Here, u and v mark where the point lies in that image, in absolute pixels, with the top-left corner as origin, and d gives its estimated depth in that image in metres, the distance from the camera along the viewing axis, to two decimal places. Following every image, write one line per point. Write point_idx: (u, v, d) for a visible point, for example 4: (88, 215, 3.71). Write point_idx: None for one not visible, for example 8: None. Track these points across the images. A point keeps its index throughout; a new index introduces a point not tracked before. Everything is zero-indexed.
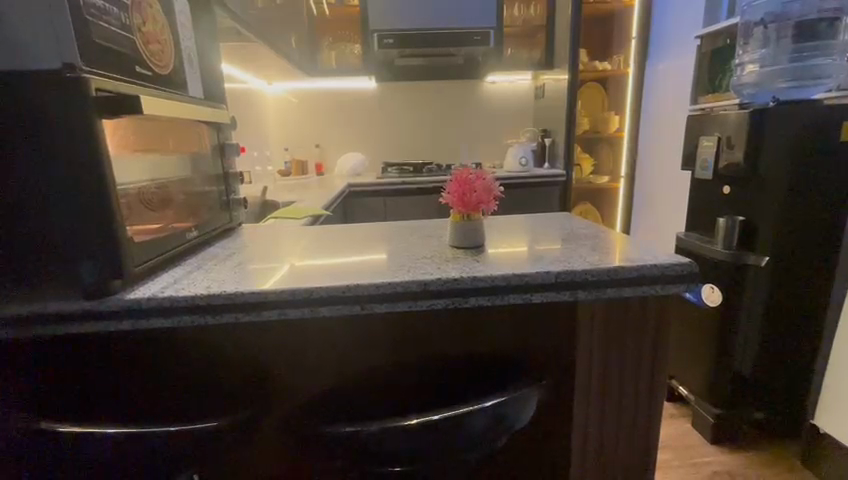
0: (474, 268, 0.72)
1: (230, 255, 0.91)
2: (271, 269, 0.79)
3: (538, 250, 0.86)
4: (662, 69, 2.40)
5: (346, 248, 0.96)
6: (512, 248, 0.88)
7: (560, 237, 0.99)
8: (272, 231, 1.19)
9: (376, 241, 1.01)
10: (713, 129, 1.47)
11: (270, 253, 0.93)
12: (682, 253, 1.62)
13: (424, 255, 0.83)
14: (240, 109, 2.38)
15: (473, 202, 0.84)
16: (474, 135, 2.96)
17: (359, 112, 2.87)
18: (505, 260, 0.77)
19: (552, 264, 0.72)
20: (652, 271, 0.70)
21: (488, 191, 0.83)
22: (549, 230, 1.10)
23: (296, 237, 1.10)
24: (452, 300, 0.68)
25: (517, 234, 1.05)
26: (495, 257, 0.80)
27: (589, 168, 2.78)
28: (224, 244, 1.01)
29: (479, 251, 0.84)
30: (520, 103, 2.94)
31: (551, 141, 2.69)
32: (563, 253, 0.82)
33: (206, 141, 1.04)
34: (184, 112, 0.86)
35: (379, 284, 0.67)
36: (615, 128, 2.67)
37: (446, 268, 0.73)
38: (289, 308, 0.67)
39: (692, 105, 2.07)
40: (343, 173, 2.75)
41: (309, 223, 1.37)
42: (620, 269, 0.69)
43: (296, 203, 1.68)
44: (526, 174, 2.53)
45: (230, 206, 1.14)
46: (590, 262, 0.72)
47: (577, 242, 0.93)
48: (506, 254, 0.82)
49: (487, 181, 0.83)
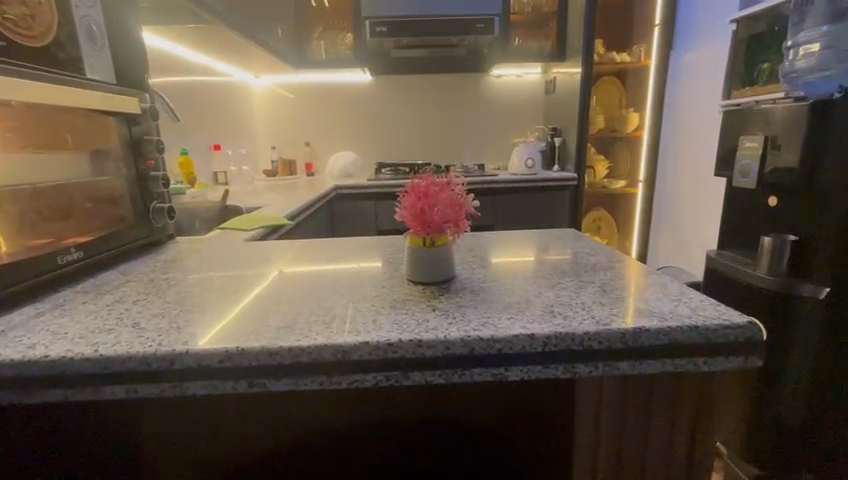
0: (427, 321, 0.49)
1: (123, 281, 0.69)
2: (150, 308, 0.57)
3: (529, 283, 0.62)
4: (690, 62, 2.12)
5: (282, 272, 0.74)
6: (495, 280, 0.64)
7: (563, 261, 0.74)
8: (212, 245, 0.98)
9: (325, 265, 0.79)
10: (759, 127, 1.22)
11: (175, 278, 0.71)
12: (714, 275, 1.37)
13: (370, 294, 0.59)
14: (221, 105, 2.18)
15: (437, 224, 0.60)
16: (478, 133, 2.72)
17: (354, 107, 2.65)
18: (475, 306, 0.53)
19: (541, 319, 0.48)
20: (694, 337, 0.45)
21: (456, 208, 0.60)
22: (553, 248, 0.85)
23: (234, 254, 0.88)
24: (386, 376, 0.46)
25: (509, 254, 0.81)
26: (466, 299, 0.56)
27: (604, 171, 2.51)
28: (133, 264, 0.80)
29: (447, 288, 0.61)
30: (528, 100, 2.68)
31: (561, 140, 2.45)
32: (559, 292, 0.57)
33: (114, 136, 0.82)
34: (65, 100, 0.67)
35: (273, 352, 0.44)
36: (633, 127, 2.40)
37: (384, 321, 0.50)
38: (141, 384, 0.45)
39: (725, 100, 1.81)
40: (333, 174, 2.53)
41: (267, 235, 1.15)
42: (643, 333, 0.45)
43: (263, 208, 1.47)
44: (535, 178, 2.28)
45: (155, 216, 0.92)
46: (597, 318, 0.48)
47: (584, 269, 0.68)
48: (482, 293, 0.58)
49: (454, 195, 0.60)
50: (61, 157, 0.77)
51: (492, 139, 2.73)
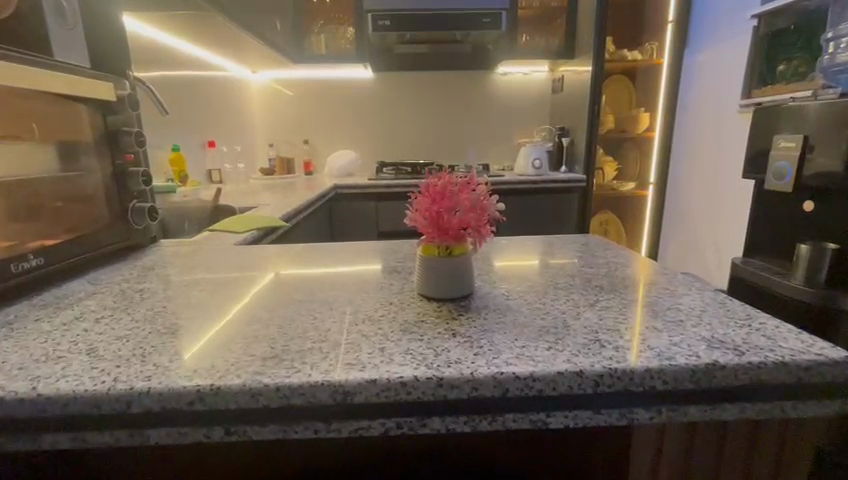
0: (447, 351, 0.40)
1: (89, 293, 0.59)
2: (114, 328, 0.47)
3: (562, 299, 0.53)
4: (705, 60, 2.03)
5: (272, 282, 0.64)
6: (521, 294, 0.55)
7: (595, 270, 0.64)
8: (198, 247, 0.88)
9: (322, 272, 0.69)
10: (793, 126, 1.13)
11: (151, 289, 0.61)
12: (739, 284, 1.28)
13: (375, 313, 0.50)
14: (216, 100, 2.08)
15: (454, 230, 0.51)
16: (483, 132, 2.63)
17: (354, 105, 2.56)
18: (504, 329, 0.44)
19: (587, 350, 0.39)
20: (778, 377, 0.37)
21: (478, 212, 0.51)
22: (580, 254, 0.75)
23: (219, 259, 0.78)
24: (398, 421, 0.37)
25: (532, 261, 0.71)
26: (491, 321, 0.47)
27: (613, 172, 2.41)
28: (105, 271, 0.70)
29: (466, 306, 0.52)
30: (534, 98, 2.60)
31: (569, 140, 2.36)
32: (601, 312, 0.48)
33: (86, 129, 0.72)
34: (40, 83, 0.59)
35: (257, 393, 0.36)
36: (644, 127, 2.30)
37: (393, 351, 0.41)
38: (93, 428, 0.36)
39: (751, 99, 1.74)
40: (332, 173, 2.44)
41: (259, 239, 1.05)
42: (716, 373, 0.37)
43: (256, 208, 1.37)
44: (540, 179, 2.19)
45: (135, 217, 0.81)
46: (655, 349, 0.39)
47: (622, 281, 0.59)
48: (509, 312, 0.49)
49: (475, 197, 0.51)
50: (20, 150, 0.64)
51: (497, 138, 2.64)
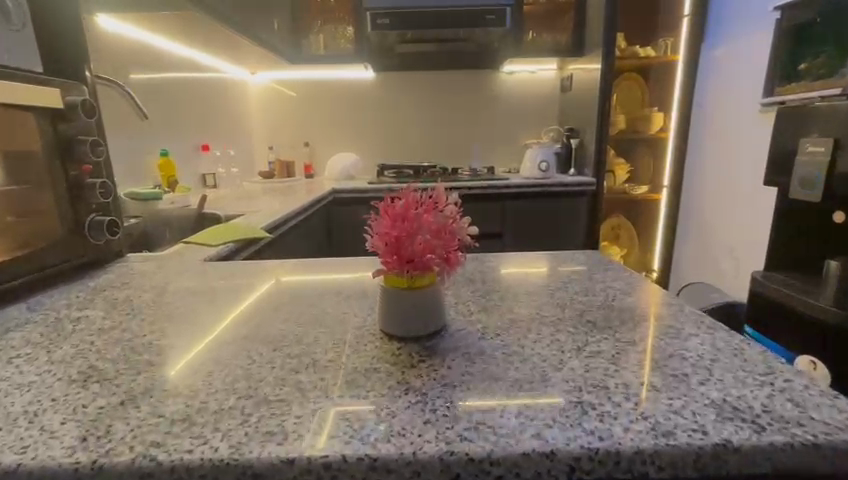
0: (393, 417, 0.33)
1: (20, 322, 0.53)
2: (22, 372, 0.41)
3: (545, 338, 0.45)
4: (723, 56, 1.91)
5: (243, 303, 0.59)
6: (498, 331, 0.47)
7: (590, 298, 0.56)
8: (165, 262, 0.82)
9: (284, 295, 0.62)
10: (822, 127, 1.03)
11: (89, 316, 0.55)
12: (759, 299, 1.17)
13: (323, 356, 0.43)
14: (213, 102, 2.04)
15: (419, 259, 0.44)
16: (488, 132, 2.54)
17: (355, 105, 2.50)
18: (467, 384, 0.37)
19: (564, 420, 0.32)
20: (807, 463, 0.29)
21: (445, 237, 0.44)
22: (575, 275, 0.67)
23: (180, 277, 0.72)
24: None
25: (519, 285, 0.63)
26: (455, 370, 0.39)
27: (624, 174, 2.32)
28: (52, 292, 0.65)
29: (431, 346, 0.44)
30: (542, 98, 2.50)
31: (578, 142, 2.26)
32: (588, 359, 0.40)
33: (35, 139, 0.66)
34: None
35: (148, 472, 0.29)
36: (658, 128, 2.21)
37: (328, 414, 0.34)
38: None
39: (776, 97, 1.61)
40: (332, 176, 2.38)
41: (237, 251, 0.98)
42: (727, 458, 0.29)
43: (243, 216, 1.31)
44: (546, 182, 2.09)
45: (92, 232, 0.74)
46: (649, 420, 0.31)
47: (620, 314, 0.50)
48: (479, 357, 0.41)
49: (442, 221, 0.43)
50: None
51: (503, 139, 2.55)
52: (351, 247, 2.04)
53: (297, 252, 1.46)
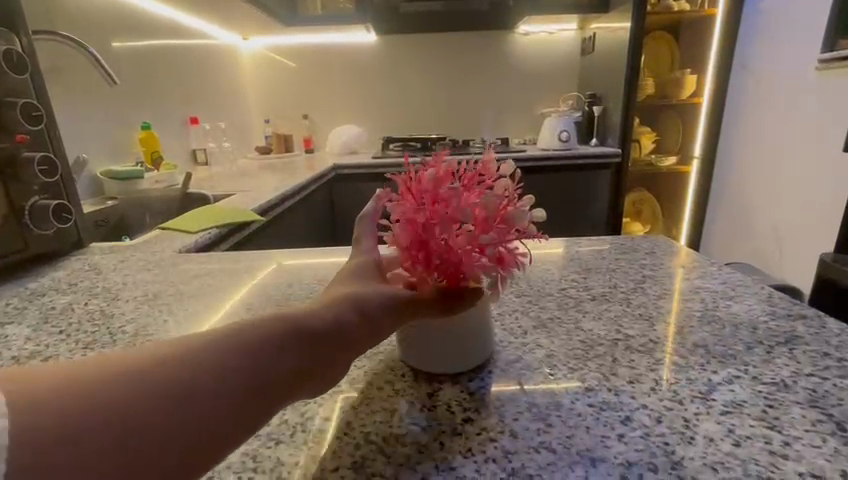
0: None
1: None
2: None
3: (647, 378, 0.30)
4: (773, 6, 1.68)
5: (220, 310, 0.46)
6: (572, 365, 0.32)
7: (682, 306, 0.41)
8: (135, 253, 0.68)
9: (272, 297, 0.48)
10: None
11: (11, 337, 0.41)
12: (822, 285, 1.02)
13: (316, 410, 0.29)
14: (202, 70, 1.85)
15: (454, 260, 0.29)
16: (501, 101, 2.34)
17: (357, 73, 2.30)
18: (552, 474, 0.23)
19: None
20: None
21: (495, 228, 0.28)
22: (645, 268, 0.51)
23: (146, 274, 0.58)
24: None
25: (574, 282, 0.48)
26: (525, 443, 0.25)
27: (649, 143, 2.13)
28: None
29: (477, 388, 0.30)
30: (561, 61, 2.28)
31: (601, 109, 2.07)
32: (729, 421, 0.26)
33: None
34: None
35: None
36: (689, 93, 2.00)
37: None
38: None
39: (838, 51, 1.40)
40: (334, 150, 2.20)
41: (222, 238, 0.84)
42: None
43: (233, 195, 1.16)
44: (567, 154, 1.91)
45: (35, 219, 0.60)
46: None
47: (737, 333, 0.35)
48: (557, 417, 0.27)
49: (491, 202, 0.28)
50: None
51: (518, 108, 2.35)
52: None
53: (296, 234, 1.32)
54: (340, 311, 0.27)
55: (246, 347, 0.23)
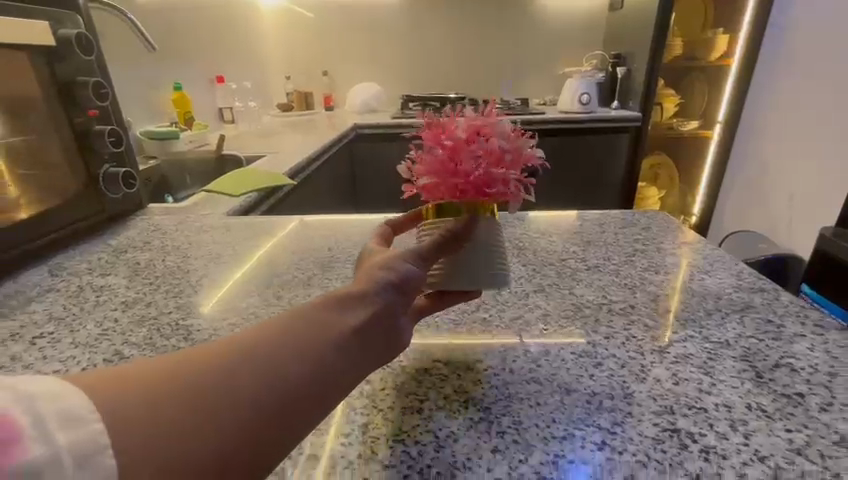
0: (455, 442, 0.28)
1: (41, 291, 0.51)
2: (49, 358, 0.39)
3: (619, 335, 0.38)
4: None
5: (276, 268, 0.55)
6: (562, 322, 0.41)
7: (663, 278, 0.48)
8: (189, 214, 0.78)
9: (316, 259, 0.57)
10: None
11: (113, 285, 0.52)
12: (820, 258, 1.07)
13: None
14: (226, 27, 1.87)
15: (479, 182, 0.34)
16: (523, 59, 2.30)
17: (377, 28, 2.27)
18: (537, 397, 0.32)
19: (661, 458, 0.27)
20: None
21: (511, 150, 0.33)
22: (638, 242, 0.58)
23: (204, 236, 0.67)
24: None
25: (575, 254, 0.55)
26: (518, 376, 0.34)
27: (673, 108, 2.11)
28: (75, 254, 0.62)
29: (486, 338, 0.39)
30: (587, 17, 2.21)
31: (625, 70, 2.03)
32: (675, 367, 0.34)
33: (31, 79, 0.59)
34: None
35: None
36: (718, 55, 1.96)
37: (379, 432, 0.29)
38: None
39: None
40: (353, 109, 2.22)
41: (260, 201, 0.93)
42: None
43: (264, 158, 1.24)
44: (588, 117, 1.91)
45: (108, 185, 0.69)
46: (766, 463, 0.26)
47: (701, 302, 0.43)
48: (545, 360, 0.36)
49: (502, 130, 0.33)
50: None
51: (540, 66, 2.31)
52: (378, 198, 1.93)
53: (320, 195, 1.40)
54: (381, 277, 0.28)
55: (304, 334, 0.24)
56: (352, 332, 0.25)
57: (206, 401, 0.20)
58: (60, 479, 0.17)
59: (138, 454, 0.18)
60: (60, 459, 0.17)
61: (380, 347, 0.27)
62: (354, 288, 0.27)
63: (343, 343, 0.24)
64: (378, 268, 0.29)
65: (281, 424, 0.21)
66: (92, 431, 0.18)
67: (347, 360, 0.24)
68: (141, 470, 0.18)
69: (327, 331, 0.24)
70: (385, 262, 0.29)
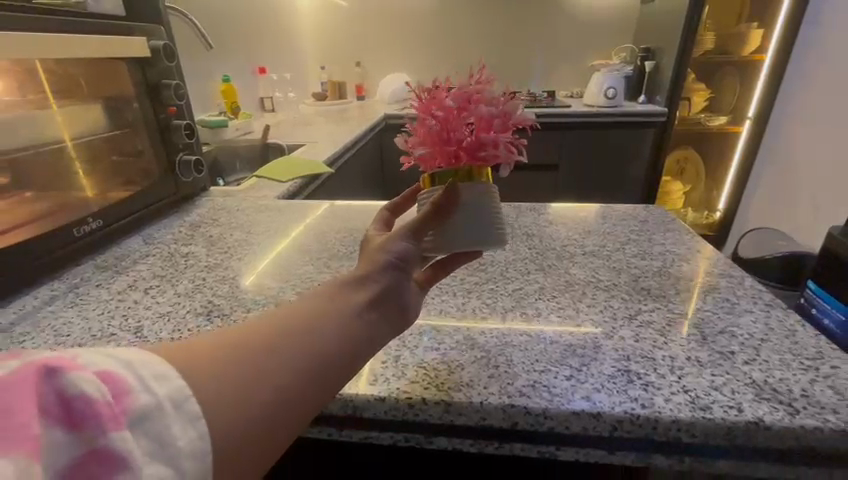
0: (461, 369, 0.39)
1: (142, 255, 0.64)
2: (159, 303, 0.52)
3: (599, 305, 0.48)
4: None
5: (322, 245, 0.67)
6: (554, 293, 0.51)
7: (648, 264, 0.57)
8: (245, 197, 0.90)
9: (355, 238, 0.68)
10: None
11: (196, 253, 0.65)
12: (827, 257, 1.11)
13: None
14: (268, 21, 2.00)
15: (472, 149, 0.38)
16: (552, 51, 2.33)
17: (409, 21, 2.34)
18: (525, 344, 0.42)
19: (612, 386, 0.36)
20: (829, 440, 0.33)
21: (499, 115, 0.37)
22: (633, 233, 0.67)
23: (260, 216, 0.80)
24: (406, 436, 0.39)
25: (576, 241, 0.64)
26: (514, 330, 0.44)
27: (701, 102, 2.11)
28: (160, 227, 0.75)
29: (492, 303, 0.49)
30: (618, 9, 2.22)
31: (654, 64, 2.04)
32: (638, 329, 0.44)
33: (127, 82, 0.72)
34: (57, 51, 0.56)
35: None
36: (751, 50, 1.95)
37: (408, 359, 0.41)
38: None
39: None
40: (384, 100, 2.32)
41: (302, 187, 1.04)
42: (755, 432, 0.33)
43: (303, 147, 1.35)
44: (612, 111, 1.94)
45: (182, 170, 0.83)
46: (689, 393, 0.35)
47: (674, 283, 0.52)
48: (535, 320, 0.46)
49: (490, 96, 0.37)
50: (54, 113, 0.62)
51: (568, 59, 2.33)
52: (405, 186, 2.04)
53: (352, 183, 1.52)
54: (382, 260, 0.35)
55: (327, 306, 0.31)
56: (365, 305, 0.32)
57: (267, 357, 0.26)
58: (166, 415, 0.21)
59: (221, 394, 0.24)
60: (161, 405, 0.21)
61: (386, 318, 0.34)
62: (361, 272, 0.34)
63: (357, 313, 0.32)
64: (379, 252, 0.36)
65: (320, 371, 0.28)
66: (178, 385, 0.23)
67: (363, 326, 0.31)
68: (226, 406, 0.24)
69: (344, 305, 0.31)
70: (384, 246, 0.36)
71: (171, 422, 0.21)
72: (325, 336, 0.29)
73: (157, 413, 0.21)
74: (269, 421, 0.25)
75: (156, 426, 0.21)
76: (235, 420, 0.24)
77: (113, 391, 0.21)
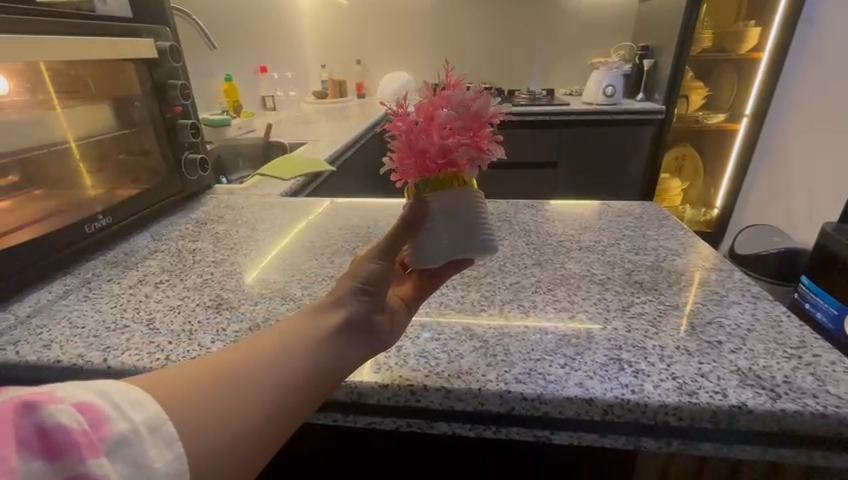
0: (460, 358, 0.41)
1: (150, 251, 0.66)
2: (167, 297, 0.53)
3: (594, 297, 0.50)
4: None
5: (325, 241, 0.68)
6: (551, 286, 0.53)
7: (642, 258, 0.59)
8: (248, 195, 0.92)
9: (358, 234, 0.70)
10: None
11: (203, 249, 0.67)
12: (822, 252, 1.12)
13: None
14: (269, 20, 2.01)
15: (445, 158, 0.35)
16: (551, 50, 2.34)
17: (410, 20, 2.36)
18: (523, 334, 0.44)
19: (604, 373, 0.38)
20: (810, 422, 0.34)
21: (467, 119, 0.34)
22: (629, 229, 0.68)
23: (265, 213, 0.81)
24: (409, 420, 0.41)
25: (572, 237, 0.66)
26: (511, 321, 0.46)
27: (699, 100, 2.12)
28: (167, 223, 0.77)
29: (491, 296, 0.51)
30: (617, 7, 2.23)
31: (652, 62, 2.05)
32: (631, 320, 0.46)
33: (134, 83, 0.74)
34: (70, 54, 0.58)
35: None
36: (748, 48, 1.96)
37: (411, 348, 0.42)
38: None
39: None
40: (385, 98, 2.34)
41: (304, 185, 1.06)
42: (739, 415, 0.35)
43: (304, 146, 1.37)
44: (610, 109, 1.95)
45: (187, 169, 0.85)
46: (677, 380, 0.37)
47: (667, 276, 0.54)
48: (533, 312, 0.48)
49: (456, 100, 0.34)
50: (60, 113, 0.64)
51: (567, 57, 2.34)
52: None
53: (354, 180, 1.53)
54: (353, 287, 0.36)
55: (299, 331, 0.33)
56: (336, 328, 0.34)
57: (242, 384, 0.28)
58: (139, 441, 0.23)
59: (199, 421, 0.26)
60: (138, 430, 0.23)
61: (358, 340, 0.35)
62: (332, 297, 0.36)
63: (329, 336, 0.33)
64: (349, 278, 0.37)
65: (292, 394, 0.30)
66: (152, 411, 0.24)
67: (334, 350, 0.33)
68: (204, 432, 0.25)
69: (316, 329, 0.33)
70: (355, 271, 0.37)
71: (147, 447, 0.23)
72: (297, 359, 0.31)
73: (134, 439, 0.23)
74: (243, 444, 0.27)
75: (133, 449, 0.22)
76: (211, 444, 0.25)
77: (91, 419, 0.22)
